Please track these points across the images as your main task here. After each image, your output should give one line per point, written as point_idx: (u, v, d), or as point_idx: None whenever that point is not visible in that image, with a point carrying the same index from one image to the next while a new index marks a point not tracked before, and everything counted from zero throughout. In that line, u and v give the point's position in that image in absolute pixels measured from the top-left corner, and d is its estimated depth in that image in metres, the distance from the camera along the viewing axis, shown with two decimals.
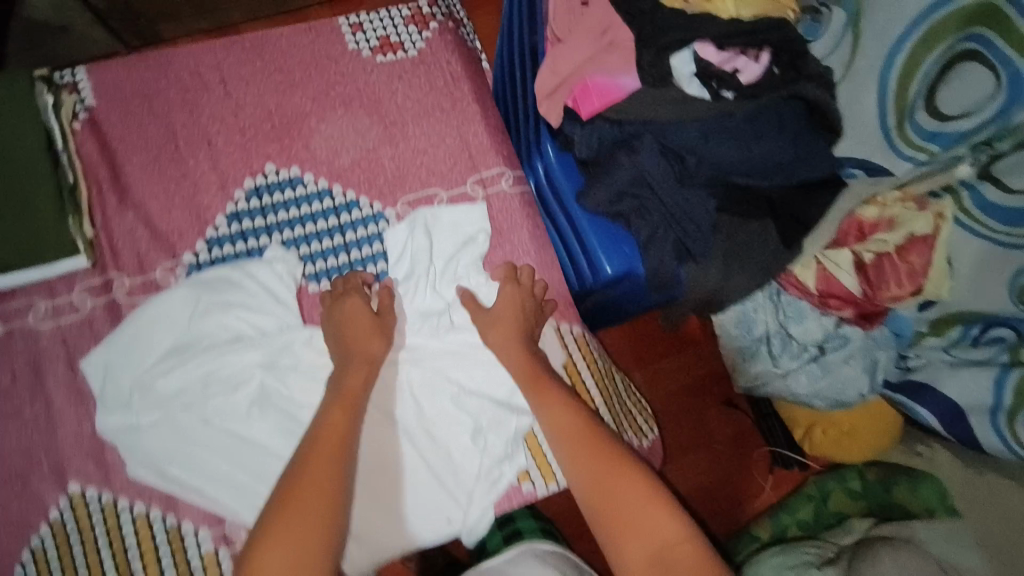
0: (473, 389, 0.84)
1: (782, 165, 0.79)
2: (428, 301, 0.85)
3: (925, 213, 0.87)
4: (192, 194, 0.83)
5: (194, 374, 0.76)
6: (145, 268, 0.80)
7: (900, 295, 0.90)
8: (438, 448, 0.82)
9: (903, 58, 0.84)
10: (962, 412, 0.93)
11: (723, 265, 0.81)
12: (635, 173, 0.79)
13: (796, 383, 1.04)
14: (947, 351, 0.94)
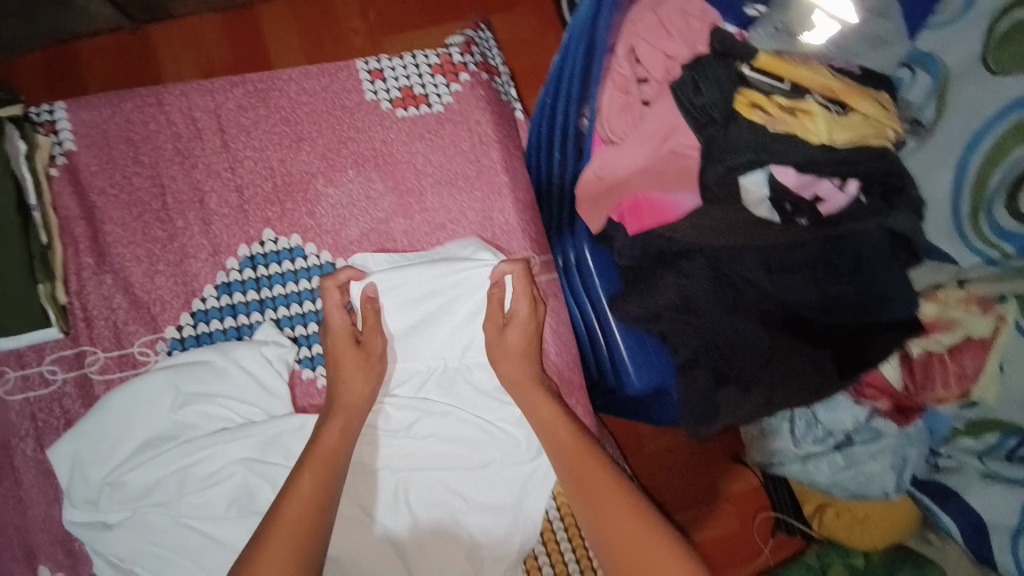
0: (466, 494, 0.70)
1: (856, 303, 0.67)
2: (414, 366, 0.74)
3: (987, 317, 0.71)
4: (180, 260, 0.74)
5: (169, 469, 0.68)
6: (123, 342, 0.72)
7: (945, 398, 0.76)
8: (421, 558, 0.68)
9: (989, 143, 0.67)
10: (985, 527, 0.77)
11: (766, 397, 0.70)
12: (678, 297, 0.69)
13: (816, 470, 0.88)
14: (981, 459, 0.76)
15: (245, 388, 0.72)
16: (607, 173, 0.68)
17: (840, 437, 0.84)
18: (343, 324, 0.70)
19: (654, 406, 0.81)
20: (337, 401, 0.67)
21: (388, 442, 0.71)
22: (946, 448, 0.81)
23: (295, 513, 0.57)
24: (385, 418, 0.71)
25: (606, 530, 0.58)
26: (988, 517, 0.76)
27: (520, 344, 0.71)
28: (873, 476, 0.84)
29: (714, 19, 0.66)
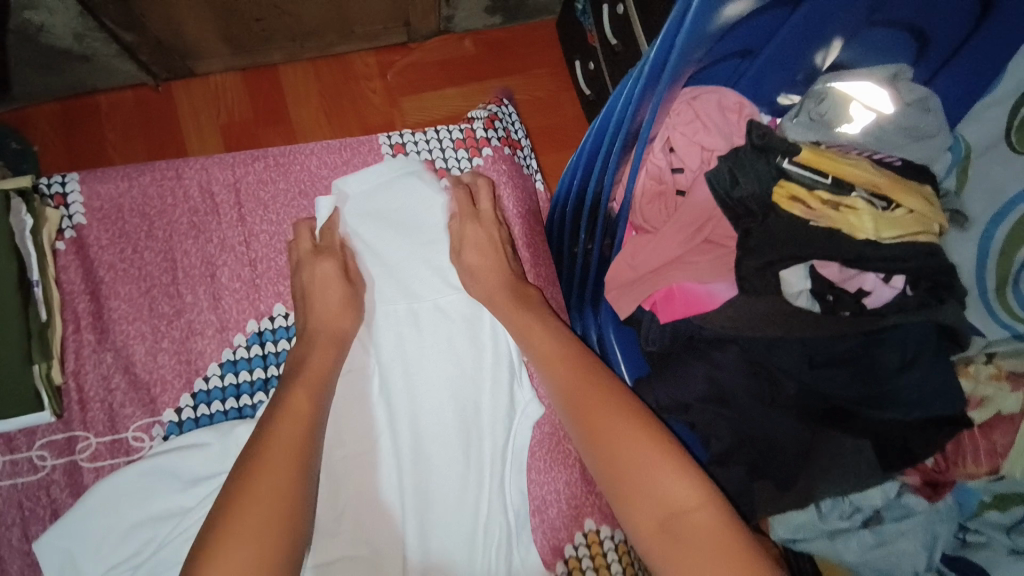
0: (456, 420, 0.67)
1: (905, 399, 0.62)
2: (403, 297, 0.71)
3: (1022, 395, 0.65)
4: (184, 336, 0.70)
5: (169, 559, 0.61)
6: (116, 427, 0.67)
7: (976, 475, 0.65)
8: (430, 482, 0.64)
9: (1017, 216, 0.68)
10: None
11: (803, 493, 0.63)
12: (710, 388, 0.64)
13: (843, 551, 0.67)
14: (1009, 534, 0.65)
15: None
16: (639, 263, 0.66)
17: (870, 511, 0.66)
18: (334, 266, 0.69)
19: None
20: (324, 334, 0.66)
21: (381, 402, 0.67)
22: (973, 523, 0.67)
23: (281, 450, 0.54)
24: (376, 374, 0.68)
25: (594, 435, 0.56)
26: None
27: (479, 262, 0.70)
28: (907, 560, 0.66)
29: (751, 112, 0.66)
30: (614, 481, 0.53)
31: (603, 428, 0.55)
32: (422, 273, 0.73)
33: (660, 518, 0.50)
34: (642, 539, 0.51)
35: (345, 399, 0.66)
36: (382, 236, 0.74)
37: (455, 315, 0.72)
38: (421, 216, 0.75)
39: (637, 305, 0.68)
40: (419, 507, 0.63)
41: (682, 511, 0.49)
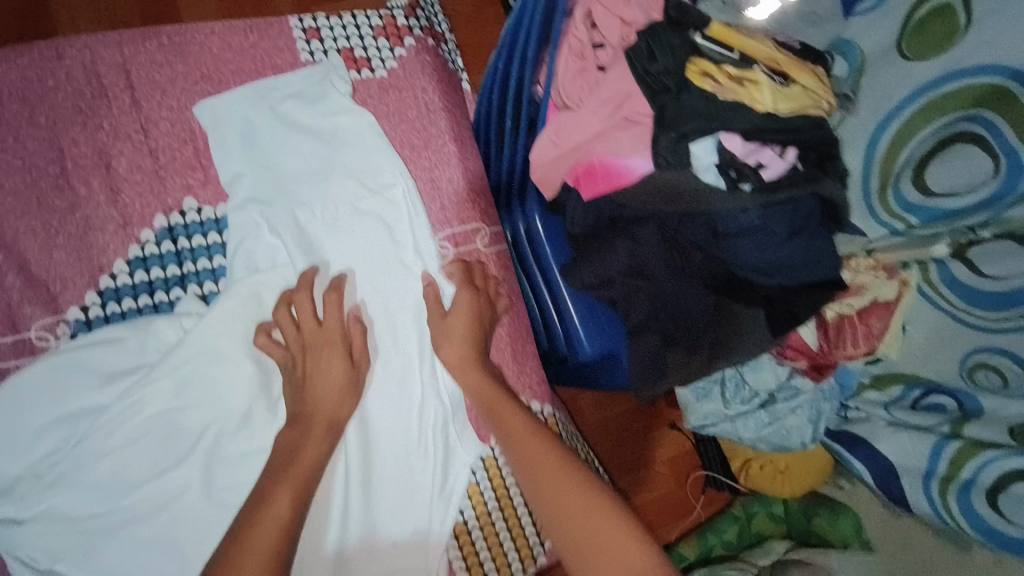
0: (396, 323, 0.73)
1: (788, 264, 0.72)
2: (336, 200, 0.73)
3: (892, 282, 0.78)
4: (83, 232, 0.66)
5: (93, 442, 0.62)
6: (15, 326, 0.63)
7: (854, 355, 0.83)
8: (383, 384, 0.72)
9: (899, 124, 0.72)
10: (895, 471, 0.85)
11: (709, 358, 0.73)
12: (630, 262, 0.71)
13: (743, 429, 0.93)
14: (886, 409, 0.86)
15: (202, 367, 0.65)
16: (562, 139, 0.67)
17: (764, 397, 0.91)
18: (339, 355, 0.66)
19: (605, 372, 0.82)
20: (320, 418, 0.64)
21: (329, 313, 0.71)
22: (854, 401, 0.91)
23: (252, 543, 0.54)
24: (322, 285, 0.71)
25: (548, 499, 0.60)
26: (902, 463, 0.83)
27: (464, 329, 0.70)
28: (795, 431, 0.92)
29: None
30: (551, 519, 0.60)
31: (540, 466, 0.62)
32: (362, 167, 0.74)
33: None
34: None
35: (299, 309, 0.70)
36: (313, 132, 0.73)
37: (389, 221, 0.74)
38: (347, 117, 0.74)
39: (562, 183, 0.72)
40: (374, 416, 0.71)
41: (613, 543, 0.56)
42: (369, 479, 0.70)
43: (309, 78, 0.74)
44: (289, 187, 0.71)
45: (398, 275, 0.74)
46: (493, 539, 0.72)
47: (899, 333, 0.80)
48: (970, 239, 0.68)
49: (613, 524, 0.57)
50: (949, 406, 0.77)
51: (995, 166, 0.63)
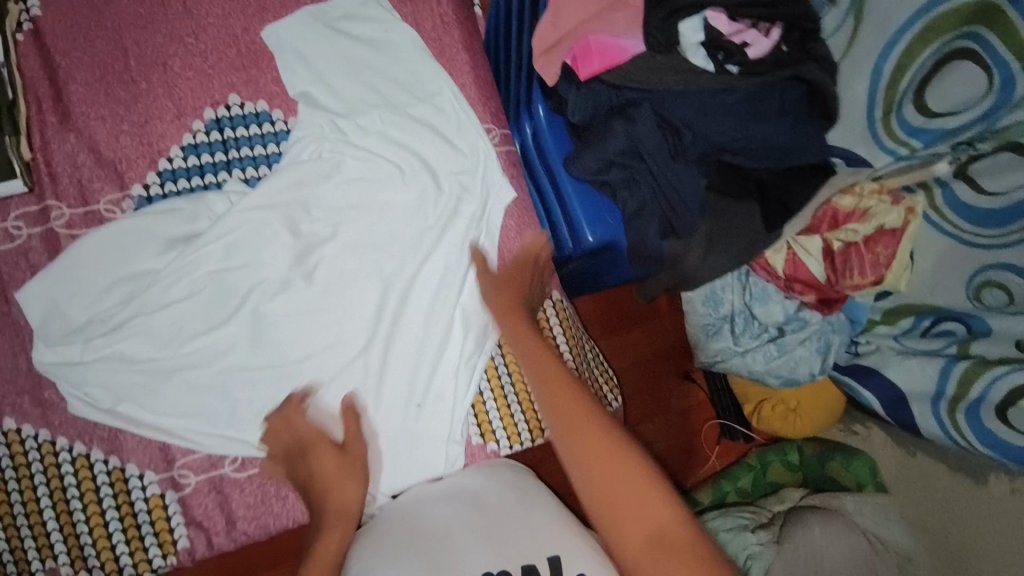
0: (413, 215, 0.82)
1: (778, 149, 0.78)
2: (368, 100, 0.82)
3: (897, 208, 1.03)
4: (142, 121, 0.75)
5: (154, 296, 0.72)
6: (88, 199, 0.73)
7: (860, 282, 1.06)
8: (400, 268, 0.81)
9: (903, 47, 0.95)
10: (905, 397, 1.11)
11: (705, 242, 0.84)
12: (629, 144, 0.76)
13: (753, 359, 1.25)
14: (898, 338, 1.13)
15: (249, 238, 0.75)
16: (561, 21, 0.75)
17: (774, 329, 1.22)
18: (328, 446, 0.72)
19: (607, 262, 0.90)
20: (332, 510, 0.68)
21: (356, 200, 0.80)
22: (864, 336, 1.20)
23: None
24: (354, 173, 0.80)
25: (578, 449, 0.66)
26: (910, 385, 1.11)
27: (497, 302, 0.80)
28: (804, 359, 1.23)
29: None
30: (582, 469, 0.66)
31: (575, 420, 0.68)
32: (400, 78, 0.83)
33: (649, 535, 0.61)
34: (633, 557, 0.61)
35: (329, 191, 0.79)
36: (352, 41, 0.82)
37: (410, 123, 0.83)
38: (388, 31, 0.83)
39: (562, 66, 0.77)
40: (398, 294, 0.80)
41: (637, 497, 0.63)
42: (387, 363, 0.79)
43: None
44: (330, 92, 0.81)
45: (422, 171, 0.83)
46: (508, 419, 0.83)
47: (909, 262, 1.08)
48: (972, 154, 0.93)
49: (646, 483, 0.64)
50: (959, 332, 1.03)
51: (991, 83, 0.85)
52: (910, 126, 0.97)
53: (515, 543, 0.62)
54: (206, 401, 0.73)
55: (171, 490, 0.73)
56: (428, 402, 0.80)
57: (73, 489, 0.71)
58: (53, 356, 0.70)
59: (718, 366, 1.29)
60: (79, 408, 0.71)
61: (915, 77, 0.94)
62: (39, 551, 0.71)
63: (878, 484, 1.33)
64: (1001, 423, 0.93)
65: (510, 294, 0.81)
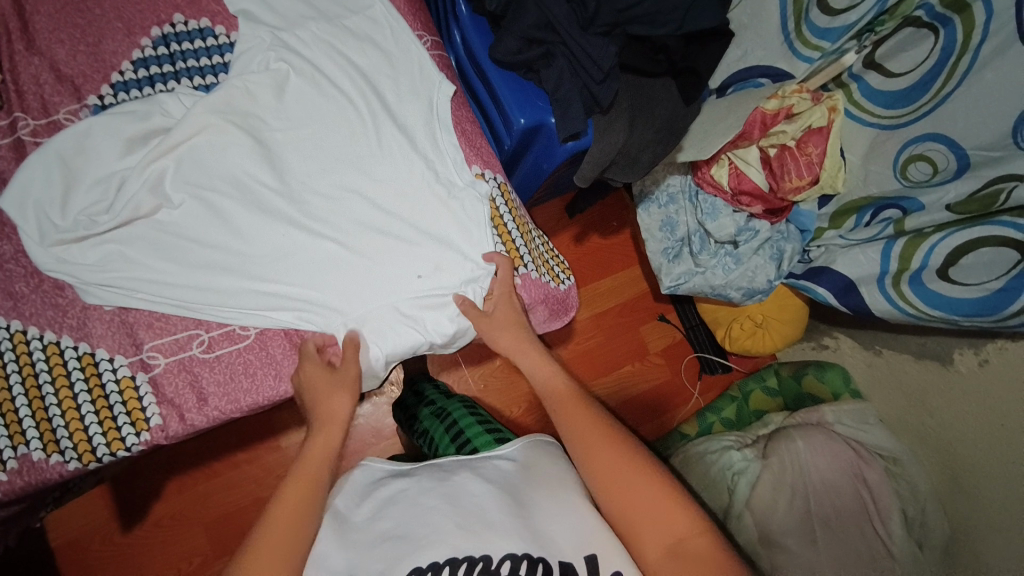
0: (384, 105, 0.89)
1: (675, 12, 0.86)
2: (305, 14, 0.90)
3: (821, 106, 1.25)
4: (96, 41, 0.82)
5: (136, 195, 0.77)
6: (50, 111, 0.80)
7: (799, 184, 1.30)
8: (383, 154, 0.87)
9: None
10: (853, 284, 1.28)
11: (631, 120, 0.93)
12: (543, 17, 0.85)
13: (715, 275, 1.44)
14: (842, 236, 1.34)
15: (206, 145, 0.80)
16: None
17: (730, 242, 1.44)
18: (317, 365, 0.78)
19: (540, 146, 0.96)
20: (317, 416, 0.74)
21: (301, 101, 0.86)
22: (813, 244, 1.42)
23: (293, 498, 0.65)
24: (304, 75, 0.87)
25: (595, 466, 0.71)
26: (857, 276, 1.27)
27: (502, 312, 0.85)
28: (760, 271, 1.43)
29: None
30: (601, 480, 0.70)
31: (592, 441, 0.73)
32: None
33: (668, 543, 0.64)
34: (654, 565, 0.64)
35: (276, 93, 0.85)
36: None
37: (354, 33, 0.91)
38: None
39: None
40: (379, 178, 0.86)
41: (651, 507, 0.67)
42: (379, 243, 0.84)
43: None
44: (269, 9, 0.88)
45: (367, 73, 0.90)
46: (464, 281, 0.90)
47: (839, 159, 1.28)
48: (875, 40, 1.15)
49: (661, 495, 0.67)
50: (896, 215, 1.21)
51: None
52: (818, 28, 1.19)
53: (557, 541, 0.65)
54: (222, 281, 0.79)
55: (141, 372, 0.77)
56: (428, 273, 0.85)
57: (44, 376, 0.74)
58: (48, 255, 0.75)
59: (683, 288, 1.47)
60: (92, 298, 0.76)
61: None
62: (11, 438, 0.72)
63: (853, 390, 1.43)
64: (944, 284, 1.09)
65: (519, 319, 0.85)
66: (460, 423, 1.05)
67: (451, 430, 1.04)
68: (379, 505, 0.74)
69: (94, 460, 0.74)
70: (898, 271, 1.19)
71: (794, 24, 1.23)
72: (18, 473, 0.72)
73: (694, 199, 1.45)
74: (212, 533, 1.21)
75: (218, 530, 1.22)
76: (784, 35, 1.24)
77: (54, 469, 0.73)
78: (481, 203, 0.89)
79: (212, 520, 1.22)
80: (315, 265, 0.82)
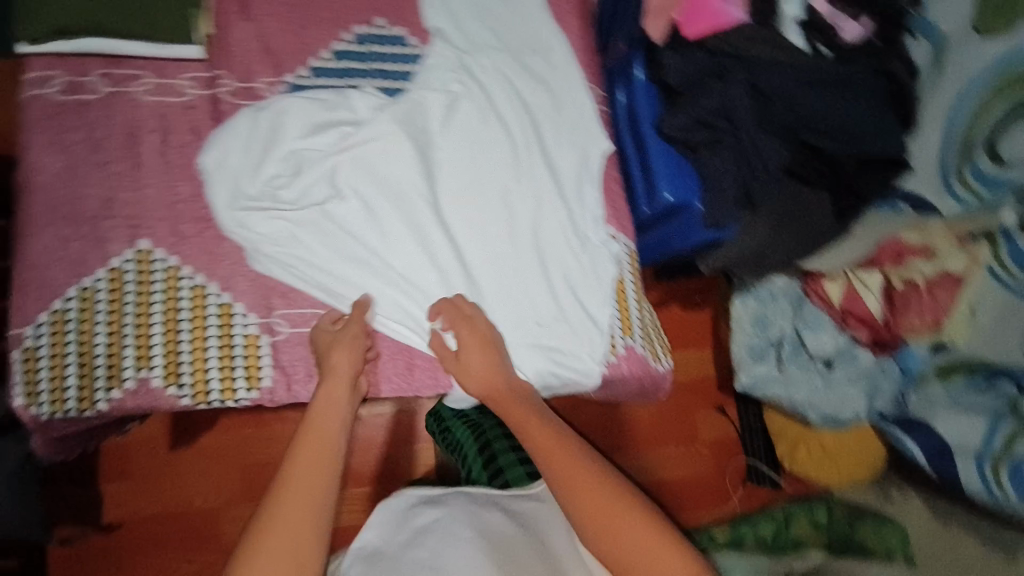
0: (546, 149, 0.92)
1: (854, 132, 0.85)
2: (491, 44, 0.93)
3: (961, 255, 1.10)
4: (305, 25, 0.88)
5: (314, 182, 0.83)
6: (250, 77, 0.84)
7: (917, 325, 1.20)
8: (534, 192, 0.90)
9: (980, 98, 1.00)
10: (949, 451, 1.20)
11: (773, 226, 0.90)
12: (721, 104, 0.85)
13: (795, 391, 1.33)
14: (950, 393, 1.19)
15: (382, 148, 0.86)
16: None
17: (824, 362, 1.32)
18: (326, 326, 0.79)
19: (677, 225, 0.94)
20: (326, 368, 0.75)
21: (465, 125, 0.89)
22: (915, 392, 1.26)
23: (306, 483, 0.63)
24: (479, 103, 0.91)
25: (575, 494, 0.67)
26: (959, 443, 1.18)
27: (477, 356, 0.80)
28: (848, 401, 1.30)
29: None
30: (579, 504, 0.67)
31: (570, 472, 0.69)
32: (520, 32, 0.95)
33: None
34: None
35: (449, 112, 0.89)
36: None
37: (533, 73, 0.94)
38: None
39: (671, 26, 0.89)
40: (521, 216, 0.89)
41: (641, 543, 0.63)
42: (508, 279, 0.87)
43: None
44: (461, 33, 0.93)
45: (537, 114, 0.93)
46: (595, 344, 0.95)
47: (966, 316, 1.12)
48: None
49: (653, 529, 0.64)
50: (1011, 391, 1.07)
51: None
52: (985, 175, 1.02)
53: None
54: (365, 279, 0.82)
55: (267, 334, 0.80)
56: (547, 322, 0.87)
57: (184, 313, 0.77)
58: (232, 218, 0.80)
59: (759, 390, 1.36)
60: (247, 258, 0.80)
61: (992, 126, 0.99)
62: (137, 360, 0.75)
63: None
64: None
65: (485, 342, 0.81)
66: (499, 461, 1.00)
67: (488, 463, 1.01)
68: (412, 534, 0.76)
69: (204, 401, 0.77)
70: (1002, 452, 1.09)
71: (956, 160, 1.05)
72: (132, 394, 0.75)
73: (796, 305, 1.36)
74: (243, 480, 1.26)
75: (250, 479, 1.26)
76: (942, 172, 1.07)
77: (168, 399, 0.76)
78: (615, 263, 0.92)
79: (243, 467, 1.26)
80: (448, 285, 0.84)
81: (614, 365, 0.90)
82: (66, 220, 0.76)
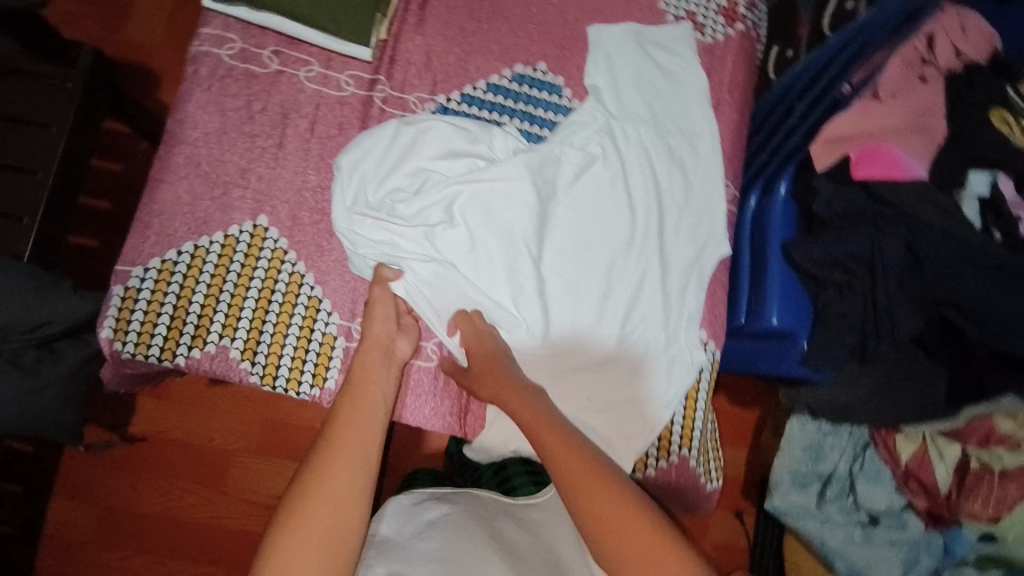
0: (664, 234, 0.89)
1: (1006, 327, 0.78)
2: (641, 113, 0.91)
3: None
4: (470, 51, 0.89)
5: (431, 204, 0.82)
6: (405, 89, 0.86)
7: (978, 512, 1.00)
8: (637, 269, 0.87)
9: None
10: None
11: (876, 386, 0.86)
12: (870, 254, 0.80)
13: (830, 535, 1.09)
14: None
15: (503, 188, 0.83)
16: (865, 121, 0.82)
17: (868, 516, 1.08)
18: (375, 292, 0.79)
19: (773, 351, 0.89)
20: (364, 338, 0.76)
21: (590, 185, 0.87)
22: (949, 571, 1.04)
23: (335, 494, 0.62)
24: (613, 169, 0.88)
25: (575, 486, 0.65)
26: None
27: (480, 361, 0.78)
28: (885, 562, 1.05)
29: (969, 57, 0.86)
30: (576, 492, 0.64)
31: (572, 465, 0.66)
32: (673, 107, 0.92)
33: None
34: None
35: (581, 170, 0.87)
36: (655, 68, 0.93)
37: (673, 151, 0.91)
38: (684, 70, 0.94)
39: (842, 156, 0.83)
40: (618, 291, 0.86)
41: (639, 537, 0.60)
42: (588, 353, 0.85)
43: (670, 33, 0.95)
44: (616, 95, 0.91)
45: (664, 193, 0.90)
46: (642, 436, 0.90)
47: None
48: None
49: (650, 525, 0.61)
50: None
51: None
52: None
53: None
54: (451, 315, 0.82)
55: (344, 337, 0.81)
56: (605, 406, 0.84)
57: (277, 295, 0.79)
58: (348, 220, 0.80)
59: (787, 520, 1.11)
60: (350, 262, 0.81)
61: None
62: (224, 328, 0.77)
63: None
64: None
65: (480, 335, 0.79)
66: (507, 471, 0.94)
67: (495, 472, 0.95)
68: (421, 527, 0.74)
69: (269, 385, 0.79)
70: None
71: None
72: (209, 358, 0.77)
73: (858, 448, 1.10)
74: (264, 436, 1.29)
75: (271, 437, 1.29)
76: None
77: (239, 373, 0.78)
78: (689, 371, 0.87)
79: (267, 423, 1.29)
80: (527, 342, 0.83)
81: (664, 471, 0.87)
82: (204, 177, 0.80)
